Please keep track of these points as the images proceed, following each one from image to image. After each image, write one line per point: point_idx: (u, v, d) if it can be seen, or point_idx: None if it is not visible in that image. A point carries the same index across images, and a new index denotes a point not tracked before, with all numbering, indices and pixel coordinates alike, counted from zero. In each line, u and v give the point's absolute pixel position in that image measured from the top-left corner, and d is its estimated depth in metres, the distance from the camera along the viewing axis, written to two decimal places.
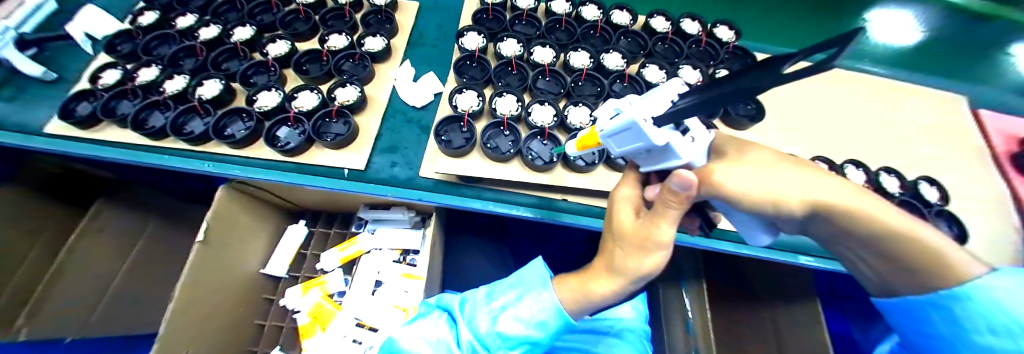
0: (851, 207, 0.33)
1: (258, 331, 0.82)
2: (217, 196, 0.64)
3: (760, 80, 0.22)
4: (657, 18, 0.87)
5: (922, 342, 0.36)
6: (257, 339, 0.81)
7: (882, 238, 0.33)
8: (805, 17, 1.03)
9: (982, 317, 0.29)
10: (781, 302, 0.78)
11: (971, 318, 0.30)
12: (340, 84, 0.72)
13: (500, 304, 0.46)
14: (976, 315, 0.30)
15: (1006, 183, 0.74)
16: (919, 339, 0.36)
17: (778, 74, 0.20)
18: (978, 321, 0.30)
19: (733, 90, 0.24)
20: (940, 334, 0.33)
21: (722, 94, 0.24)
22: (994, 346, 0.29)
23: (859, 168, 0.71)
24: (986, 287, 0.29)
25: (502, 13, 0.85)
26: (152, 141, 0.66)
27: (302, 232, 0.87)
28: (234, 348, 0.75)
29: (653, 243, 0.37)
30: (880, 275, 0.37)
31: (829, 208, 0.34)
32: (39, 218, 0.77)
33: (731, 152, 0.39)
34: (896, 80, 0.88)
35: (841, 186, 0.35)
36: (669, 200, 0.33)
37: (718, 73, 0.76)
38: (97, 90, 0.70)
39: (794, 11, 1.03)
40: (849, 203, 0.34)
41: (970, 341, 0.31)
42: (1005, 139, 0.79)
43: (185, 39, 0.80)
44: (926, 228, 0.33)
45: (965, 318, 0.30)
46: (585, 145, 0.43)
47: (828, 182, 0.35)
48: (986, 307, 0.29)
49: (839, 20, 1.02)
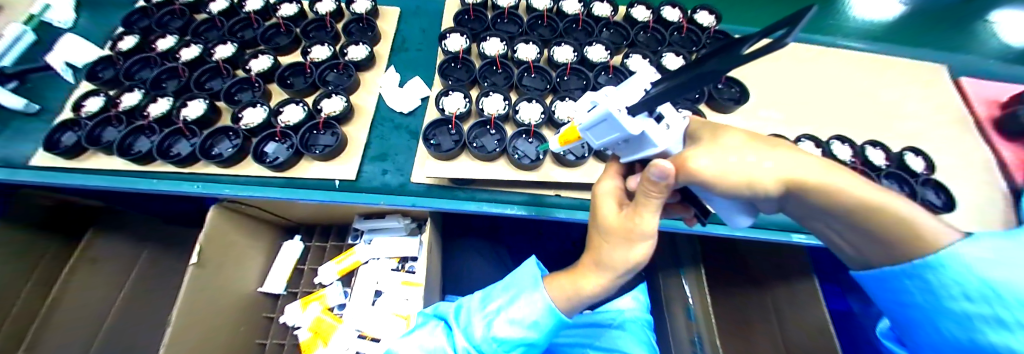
0: (823, 183, 0.34)
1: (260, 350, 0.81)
2: (208, 218, 0.64)
3: (721, 66, 0.23)
4: (637, 7, 0.88)
5: (901, 311, 0.37)
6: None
7: (861, 211, 0.33)
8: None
9: (956, 283, 0.29)
10: (782, 284, 0.78)
11: (945, 284, 0.30)
12: (326, 95, 0.72)
13: (495, 307, 0.46)
14: (952, 282, 0.29)
15: (991, 148, 0.75)
16: (896, 306, 0.37)
17: (737, 59, 0.21)
18: (953, 287, 0.29)
19: (701, 74, 0.25)
20: (917, 302, 0.34)
21: (690, 79, 0.25)
22: (969, 312, 0.29)
23: (845, 143, 0.72)
24: (959, 254, 0.29)
25: (483, 13, 0.86)
26: (140, 166, 0.66)
27: (298, 247, 0.86)
28: None
29: (639, 234, 0.37)
30: (862, 248, 0.37)
31: (803, 185, 0.35)
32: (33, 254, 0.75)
33: (706, 137, 0.39)
34: (875, 54, 0.89)
35: (812, 164, 0.36)
36: (650, 190, 0.33)
37: None
38: (80, 119, 0.69)
39: None
40: (821, 179, 0.34)
41: (945, 307, 0.31)
42: (987, 104, 0.79)
43: (166, 60, 0.79)
44: (900, 199, 0.33)
45: (941, 285, 0.30)
46: (568, 139, 0.43)
47: (799, 160, 0.36)
48: (959, 273, 0.29)
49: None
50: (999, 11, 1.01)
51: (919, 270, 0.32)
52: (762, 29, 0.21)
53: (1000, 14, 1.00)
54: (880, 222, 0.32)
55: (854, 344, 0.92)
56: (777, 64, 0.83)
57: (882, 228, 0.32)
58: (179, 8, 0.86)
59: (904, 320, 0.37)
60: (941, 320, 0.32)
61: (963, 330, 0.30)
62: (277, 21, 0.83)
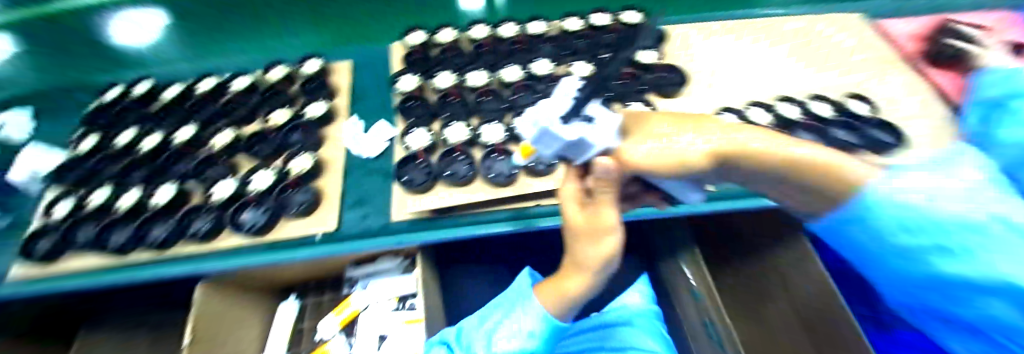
0: (752, 154, 0.34)
1: None
2: (195, 296, 0.64)
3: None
4: (570, 19, 0.94)
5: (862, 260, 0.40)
6: None
7: (781, 168, 0.33)
8: None
9: (896, 219, 0.32)
10: (777, 245, 0.78)
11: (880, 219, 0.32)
12: (255, 137, 0.79)
13: (492, 322, 0.54)
14: (901, 227, 0.32)
15: (929, 78, 0.79)
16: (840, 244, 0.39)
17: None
18: (891, 222, 0.32)
19: None
20: (858, 240, 0.37)
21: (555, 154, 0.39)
22: (918, 248, 0.32)
23: (763, 107, 0.75)
24: (878, 190, 0.31)
25: (429, 50, 0.91)
26: (115, 260, 0.67)
27: (295, 306, 0.85)
28: None
29: (602, 229, 0.40)
30: (802, 202, 0.38)
31: (732, 157, 0.34)
32: None
33: (636, 127, 0.39)
34: (804, 16, 0.95)
35: (743, 134, 0.35)
36: (601, 187, 0.36)
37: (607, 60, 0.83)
38: (52, 225, 0.72)
39: None
40: (751, 151, 0.34)
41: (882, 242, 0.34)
42: (914, 40, 0.86)
43: (102, 216, 0.72)
44: (812, 146, 0.33)
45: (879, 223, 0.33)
46: (526, 153, 0.45)
47: (730, 131, 0.36)
48: (889, 207, 0.31)
49: None
50: None
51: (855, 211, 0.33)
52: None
53: None
54: (799, 176, 0.33)
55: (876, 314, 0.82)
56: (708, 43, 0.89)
57: (807, 181, 0.33)
58: (134, 103, 0.90)
59: (838, 249, 0.41)
60: (886, 256, 0.36)
61: (915, 264, 0.34)
62: (204, 94, 0.88)
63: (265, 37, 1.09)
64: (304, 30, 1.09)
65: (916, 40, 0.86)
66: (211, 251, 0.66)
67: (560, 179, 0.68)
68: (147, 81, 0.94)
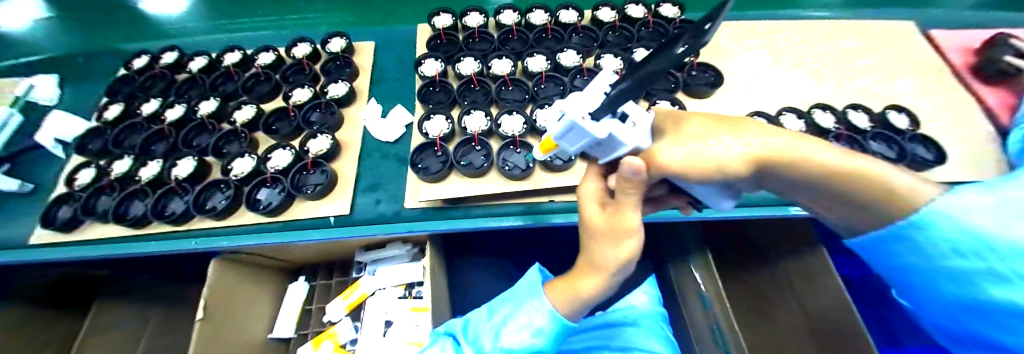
0: (796, 160, 0.31)
1: (280, 346, 0.83)
2: (210, 270, 0.65)
3: (660, 65, 0.25)
4: (603, 9, 0.91)
5: (899, 277, 0.38)
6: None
7: (825, 179, 0.31)
8: None
9: (945, 240, 0.30)
10: (791, 256, 0.76)
11: (930, 241, 0.31)
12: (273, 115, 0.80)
13: (500, 318, 0.52)
14: (941, 242, 0.30)
15: (972, 95, 0.76)
16: (892, 269, 0.37)
17: (675, 55, 0.23)
18: (940, 244, 0.30)
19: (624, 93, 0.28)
20: (906, 262, 0.35)
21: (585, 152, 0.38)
22: (965, 270, 0.30)
23: (796, 114, 0.73)
24: (941, 210, 0.29)
25: (455, 35, 0.90)
26: (135, 229, 0.68)
27: (304, 287, 0.85)
28: None
29: (624, 231, 0.38)
30: (850, 218, 0.35)
31: (775, 163, 0.32)
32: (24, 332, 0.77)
33: (670, 127, 0.38)
34: (846, 19, 0.91)
35: (787, 138, 0.33)
36: (627, 187, 0.33)
37: (637, 55, 0.80)
38: (74, 192, 0.73)
39: None
40: (795, 156, 0.31)
41: (935, 265, 0.32)
42: (961, 52, 0.82)
43: (124, 185, 0.73)
44: (862, 157, 0.31)
45: (928, 245, 0.31)
46: (547, 148, 0.43)
47: (772, 134, 0.33)
48: (945, 229, 0.30)
49: None
50: None
51: (903, 231, 0.32)
52: (693, 23, 0.24)
53: None
54: (852, 192, 0.31)
55: (892, 336, 0.80)
56: (747, 41, 0.85)
57: (859, 197, 0.31)
58: (160, 71, 0.90)
59: (896, 277, 0.38)
60: (937, 280, 0.33)
61: (960, 288, 0.31)
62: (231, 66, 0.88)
63: (283, 15, 1.13)
64: (321, 12, 1.12)
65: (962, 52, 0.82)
66: (228, 226, 0.67)
67: (580, 175, 0.66)
68: (170, 50, 0.95)
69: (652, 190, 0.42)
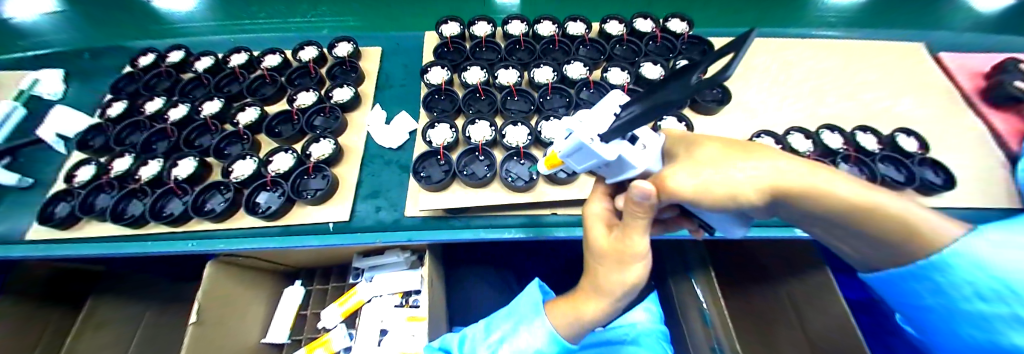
0: (810, 190, 0.30)
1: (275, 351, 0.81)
2: (205, 273, 0.64)
3: (677, 92, 0.25)
4: (611, 22, 0.91)
5: (916, 316, 0.36)
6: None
7: (842, 212, 0.30)
8: (735, 11, 1.14)
9: (967, 283, 0.29)
10: (795, 277, 0.75)
11: (953, 283, 0.30)
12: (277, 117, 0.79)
13: (497, 337, 0.50)
14: (964, 283, 0.29)
15: (982, 119, 0.75)
16: (911, 309, 0.36)
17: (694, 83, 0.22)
18: (963, 287, 0.30)
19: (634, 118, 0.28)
20: (928, 304, 0.33)
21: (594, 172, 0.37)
22: (986, 314, 0.29)
23: (804, 134, 0.72)
24: (970, 251, 0.28)
25: (462, 43, 0.90)
26: (133, 229, 0.68)
27: (300, 292, 0.84)
28: None
29: (631, 255, 0.37)
30: (863, 249, 0.34)
31: (789, 193, 0.31)
32: (14, 329, 0.76)
33: (682, 153, 0.37)
34: (855, 39, 0.90)
35: (801, 167, 0.32)
36: (635, 210, 0.32)
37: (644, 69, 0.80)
38: (72, 188, 0.72)
39: (726, 5, 1.15)
40: (809, 186, 0.31)
41: (959, 309, 0.31)
42: (971, 76, 0.81)
43: (124, 183, 0.73)
44: (880, 190, 0.30)
45: (951, 287, 0.30)
46: (552, 163, 0.42)
47: (787, 163, 0.33)
48: (968, 272, 0.29)
49: (774, 11, 1.12)
50: (953, 9, 1.07)
51: (926, 272, 0.31)
52: (711, 53, 0.23)
53: (954, 13, 1.06)
54: (869, 224, 0.30)
55: None
56: (755, 58, 0.84)
57: (877, 230, 0.30)
58: (166, 70, 0.90)
59: (920, 320, 0.36)
60: (961, 325, 0.32)
61: (983, 333, 0.30)
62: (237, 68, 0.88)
63: (287, 18, 1.15)
64: (327, 16, 1.14)
65: (972, 76, 0.81)
66: (226, 229, 0.67)
67: (584, 189, 0.65)
68: (177, 49, 0.95)
69: (661, 212, 0.41)
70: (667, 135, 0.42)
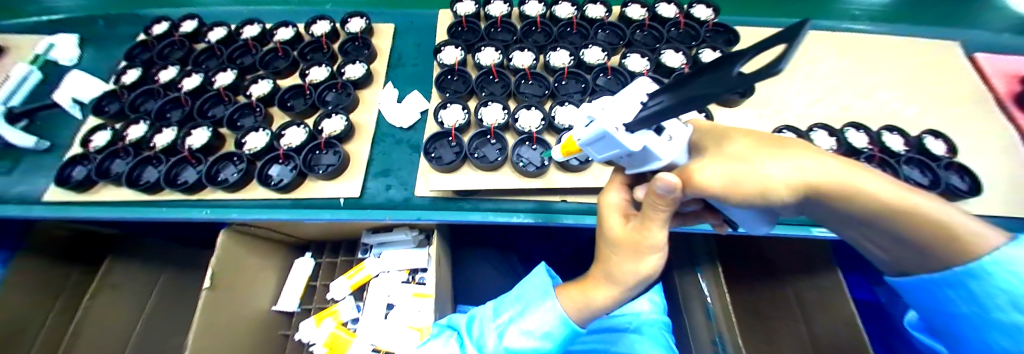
0: (844, 188, 0.30)
1: (287, 318, 0.85)
2: (218, 242, 0.65)
3: (708, 87, 0.23)
4: (632, 6, 0.88)
5: (947, 323, 0.36)
6: (287, 324, 0.84)
7: (873, 213, 0.29)
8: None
9: (1003, 292, 0.29)
10: (805, 276, 0.74)
11: (988, 291, 0.29)
12: (289, 91, 0.79)
13: (506, 318, 0.51)
14: (999, 292, 0.29)
15: (1014, 125, 0.72)
16: (942, 315, 0.35)
17: (725, 83, 0.21)
18: (999, 296, 0.29)
19: (659, 111, 0.27)
20: (961, 311, 0.33)
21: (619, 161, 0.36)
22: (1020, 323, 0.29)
23: (827, 132, 0.70)
24: (1010, 259, 0.27)
25: (476, 23, 0.87)
26: (148, 195, 0.69)
27: (310, 264, 0.85)
28: (258, 333, 0.76)
29: (648, 246, 0.36)
30: (892, 250, 0.33)
31: (821, 190, 0.30)
32: (39, 285, 0.79)
33: (710, 147, 0.36)
34: (886, 35, 0.86)
35: (836, 165, 0.31)
36: (658, 202, 0.31)
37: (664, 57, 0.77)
38: (90, 153, 0.73)
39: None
40: (843, 185, 0.30)
41: (993, 317, 0.31)
42: (1006, 79, 0.77)
43: (139, 150, 0.74)
44: (917, 192, 0.29)
45: (985, 295, 0.30)
46: (570, 150, 0.42)
47: (822, 160, 0.31)
48: (1005, 281, 0.28)
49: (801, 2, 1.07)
50: (992, 8, 1.02)
51: (961, 279, 0.30)
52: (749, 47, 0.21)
53: (993, 13, 1.01)
54: (897, 224, 0.29)
55: None
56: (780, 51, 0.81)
57: (904, 230, 0.29)
58: (178, 38, 0.89)
59: (949, 326, 0.36)
60: (991, 331, 0.31)
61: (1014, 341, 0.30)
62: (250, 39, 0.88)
63: None
64: None
65: (1007, 78, 0.77)
66: (239, 199, 0.67)
67: (596, 176, 0.65)
68: (189, 17, 0.94)
69: (682, 204, 0.40)
70: (694, 127, 0.41)
